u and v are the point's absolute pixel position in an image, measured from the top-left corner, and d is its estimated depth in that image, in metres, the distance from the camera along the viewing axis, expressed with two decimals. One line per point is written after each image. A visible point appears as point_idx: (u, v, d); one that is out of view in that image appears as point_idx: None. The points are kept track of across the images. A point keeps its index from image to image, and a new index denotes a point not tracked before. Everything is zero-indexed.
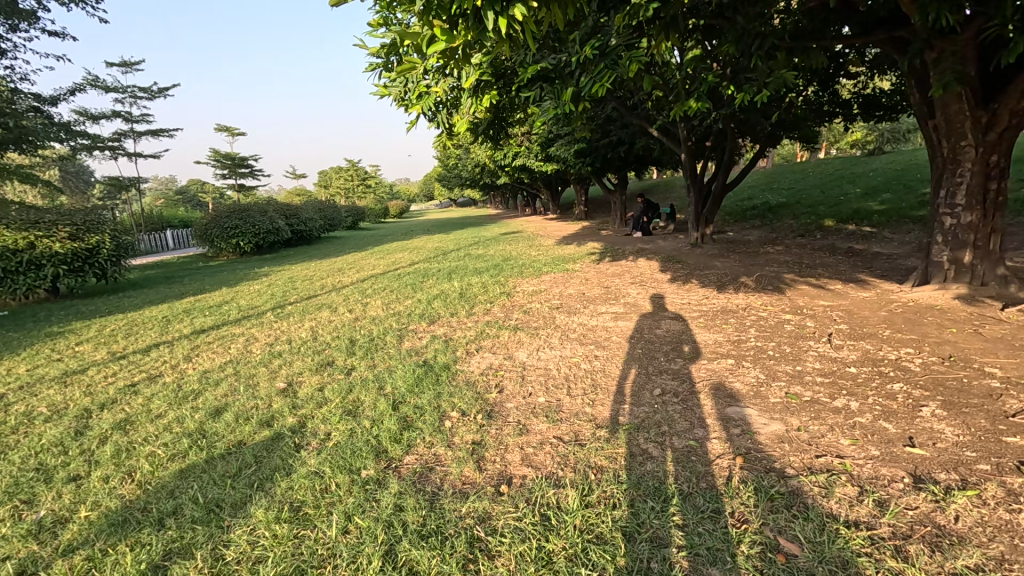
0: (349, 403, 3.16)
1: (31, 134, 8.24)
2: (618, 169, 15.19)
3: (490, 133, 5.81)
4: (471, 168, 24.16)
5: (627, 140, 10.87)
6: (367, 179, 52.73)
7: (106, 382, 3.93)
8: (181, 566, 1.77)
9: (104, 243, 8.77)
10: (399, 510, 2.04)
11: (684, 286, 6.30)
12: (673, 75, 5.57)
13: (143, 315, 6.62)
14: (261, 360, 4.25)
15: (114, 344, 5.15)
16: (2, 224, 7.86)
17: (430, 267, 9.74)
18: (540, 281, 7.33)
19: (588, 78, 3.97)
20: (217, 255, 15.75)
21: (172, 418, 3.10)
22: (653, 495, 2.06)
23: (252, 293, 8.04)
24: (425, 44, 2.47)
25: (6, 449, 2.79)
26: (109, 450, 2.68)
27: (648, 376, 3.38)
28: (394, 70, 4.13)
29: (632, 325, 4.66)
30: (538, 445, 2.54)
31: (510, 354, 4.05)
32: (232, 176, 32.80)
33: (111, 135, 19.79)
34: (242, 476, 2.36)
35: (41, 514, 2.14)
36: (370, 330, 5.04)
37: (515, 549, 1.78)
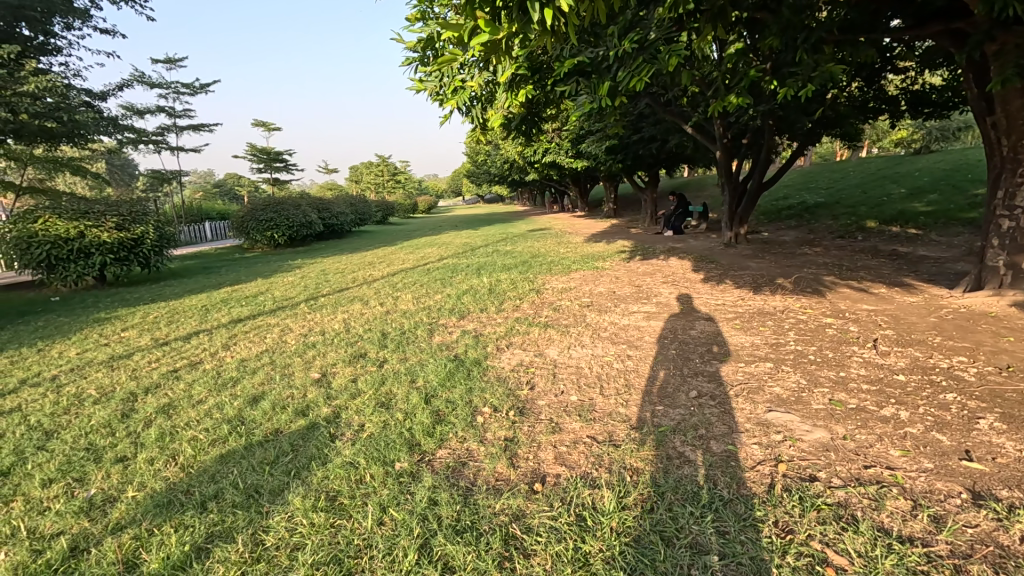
0: (382, 395, 3.19)
1: (83, 128, 8.61)
2: (649, 166, 14.93)
3: (523, 128, 5.77)
4: (501, 164, 24.17)
5: (660, 137, 10.68)
6: (397, 175, 53.37)
7: (150, 367, 4.07)
8: (223, 550, 1.81)
9: (148, 234, 9.11)
10: (434, 504, 2.04)
11: (719, 287, 6.15)
12: (712, 70, 5.43)
13: (185, 304, 6.87)
14: (296, 350, 4.34)
15: (157, 331, 5.35)
16: (54, 213, 8.26)
17: (459, 262, 9.78)
18: (569, 279, 7.27)
19: (625, 72, 3.90)
20: (253, 247, 16.20)
21: (212, 404, 3.19)
22: (692, 500, 2.00)
23: (286, 284, 8.23)
24: (468, 36, 2.47)
25: (59, 429, 2.92)
26: (154, 434, 2.78)
27: (682, 378, 3.30)
28: (430, 64, 4.14)
29: (665, 325, 4.58)
30: (571, 444, 2.51)
31: (540, 351, 4.03)
32: (268, 170, 33.70)
33: (155, 129, 20.56)
34: (280, 463, 2.41)
35: (91, 492, 2.22)
36: (401, 323, 5.08)
37: (552, 549, 1.76)
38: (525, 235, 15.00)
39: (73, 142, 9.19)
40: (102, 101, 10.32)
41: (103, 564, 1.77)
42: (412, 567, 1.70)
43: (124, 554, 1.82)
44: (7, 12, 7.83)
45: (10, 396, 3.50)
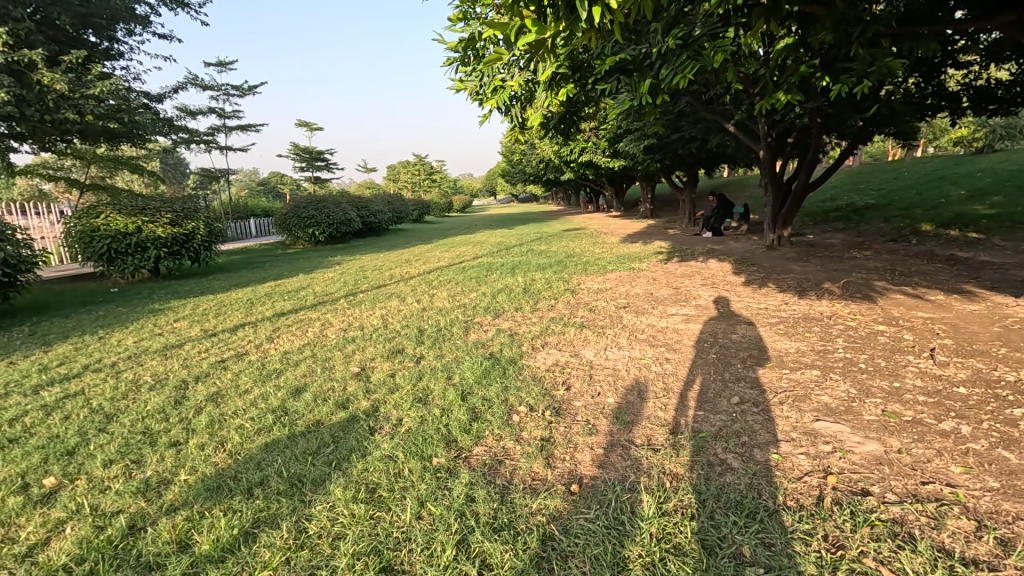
0: (419, 391, 3.23)
1: (141, 129, 9.08)
2: (688, 166, 14.61)
3: (561, 126, 5.74)
4: (536, 163, 24.15)
5: (700, 137, 10.43)
6: (433, 174, 54.04)
7: (200, 357, 4.26)
8: (269, 535, 1.87)
9: (199, 230, 9.53)
10: (471, 501, 2.05)
11: (761, 290, 5.96)
12: (758, 66, 5.26)
13: (231, 297, 7.15)
14: (336, 344, 4.45)
15: (206, 323, 5.59)
16: (115, 209, 8.74)
17: (493, 260, 9.82)
18: (605, 280, 7.19)
19: (668, 69, 3.83)
20: (295, 243, 16.76)
21: (257, 394, 3.30)
22: (735, 509, 1.94)
23: (326, 280, 8.47)
24: (514, 36, 2.47)
25: (118, 412, 3.10)
26: (204, 420, 2.90)
27: (723, 383, 3.20)
28: (471, 64, 4.17)
29: (705, 329, 4.46)
30: (608, 446, 2.48)
31: (576, 351, 4.00)
32: (309, 169, 34.76)
33: (206, 129, 21.52)
34: (321, 454, 2.47)
35: (147, 474, 2.34)
36: (437, 320, 5.13)
37: (590, 552, 1.74)
38: (560, 235, 14.96)
39: (133, 141, 9.70)
40: (158, 102, 10.85)
41: (158, 543, 1.86)
42: (450, 562, 1.72)
43: (177, 535, 1.91)
44: (76, 19, 8.34)
45: (76, 380, 3.73)
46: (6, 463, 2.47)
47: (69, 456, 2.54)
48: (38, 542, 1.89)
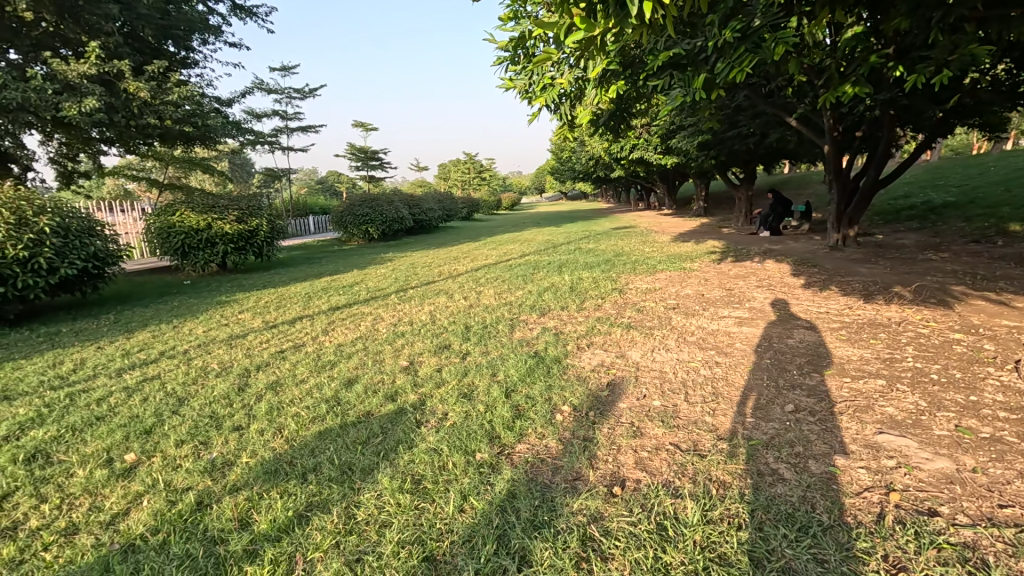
0: (464, 386, 3.30)
1: (212, 132, 9.70)
2: (745, 162, 14.02)
3: (611, 124, 5.66)
4: (586, 161, 23.94)
5: (759, 132, 9.99)
6: (483, 172, 54.60)
7: (262, 346, 4.53)
8: (321, 519, 1.97)
9: (262, 227, 10.07)
10: (513, 497, 2.08)
11: (822, 293, 5.65)
12: (823, 57, 4.98)
13: (290, 291, 7.53)
14: (386, 338, 4.61)
15: (267, 314, 5.92)
16: (189, 207, 9.40)
17: (540, 259, 9.81)
18: (654, 280, 7.02)
19: (725, 63, 3.70)
20: (350, 240, 17.42)
21: (313, 384, 3.48)
22: (785, 521, 1.87)
23: (378, 276, 8.73)
24: (563, 34, 2.46)
25: (189, 396, 3.34)
26: (264, 407, 3.08)
27: (778, 390, 3.06)
28: (520, 63, 4.18)
29: (759, 332, 4.29)
30: (653, 450, 2.44)
31: (622, 352, 3.94)
32: (364, 168, 36.01)
33: (270, 131, 22.78)
34: (370, 444, 2.57)
35: (213, 455, 2.52)
36: (483, 318, 5.20)
37: (631, 556, 1.73)
38: (608, 233, 14.77)
39: (205, 144, 10.37)
40: (228, 107, 11.57)
41: (222, 519, 2.00)
42: (491, 556, 1.75)
43: (238, 513, 2.04)
44: (158, 32, 9.00)
45: (152, 365, 4.05)
46: (94, 439, 2.72)
47: (146, 435, 2.77)
48: (120, 512, 2.07)
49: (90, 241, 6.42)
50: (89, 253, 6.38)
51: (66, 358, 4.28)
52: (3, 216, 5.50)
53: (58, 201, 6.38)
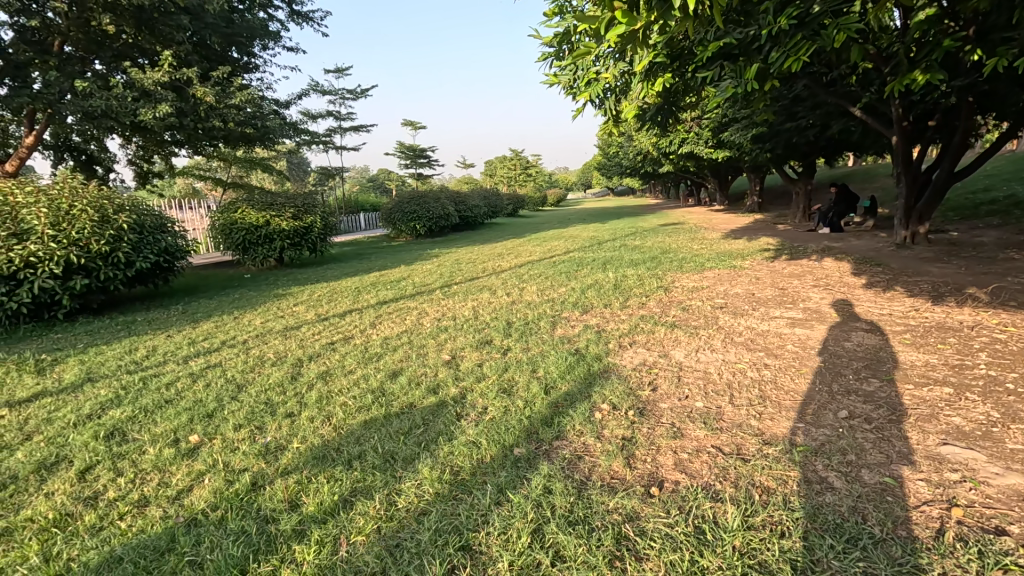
0: (504, 381, 3.34)
1: (270, 133, 10.20)
2: (804, 155, 13.32)
3: (659, 118, 5.53)
4: (634, 156, 23.47)
5: (819, 123, 9.48)
6: (529, 168, 54.55)
7: (314, 338, 4.75)
8: (364, 504, 2.06)
9: (316, 224, 10.50)
10: (548, 492, 2.10)
11: (886, 294, 5.32)
12: (891, 42, 4.66)
13: (341, 285, 7.83)
14: (430, 332, 4.72)
15: (320, 308, 6.18)
16: (250, 205, 9.95)
17: (585, 255, 9.73)
18: (702, 278, 6.82)
19: (779, 52, 3.54)
20: (398, 236, 17.87)
21: (359, 375, 3.63)
22: (832, 532, 1.80)
23: (424, 271, 8.93)
24: (604, 27, 2.43)
25: (248, 383, 3.57)
26: (314, 396, 3.24)
27: (831, 395, 2.92)
28: (565, 58, 4.16)
29: (813, 334, 4.09)
30: (694, 452, 2.39)
31: (665, 352, 3.87)
32: (413, 166, 36.83)
33: (325, 131, 23.73)
34: (412, 435, 2.65)
35: (267, 439, 2.67)
36: (525, 314, 5.23)
37: (666, 557, 1.71)
38: (655, 230, 14.46)
39: (265, 145, 10.91)
40: (287, 109, 12.12)
41: (274, 499, 2.13)
42: (525, 549, 1.78)
43: (289, 495, 2.16)
44: (223, 39, 9.53)
45: (215, 353, 4.34)
46: (163, 420, 2.95)
47: (207, 418, 2.97)
48: (184, 488, 2.24)
49: (162, 237, 6.93)
50: (161, 248, 6.88)
51: (140, 345, 4.65)
52: (88, 214, 5.99)
53: (136, 200, 6.90)
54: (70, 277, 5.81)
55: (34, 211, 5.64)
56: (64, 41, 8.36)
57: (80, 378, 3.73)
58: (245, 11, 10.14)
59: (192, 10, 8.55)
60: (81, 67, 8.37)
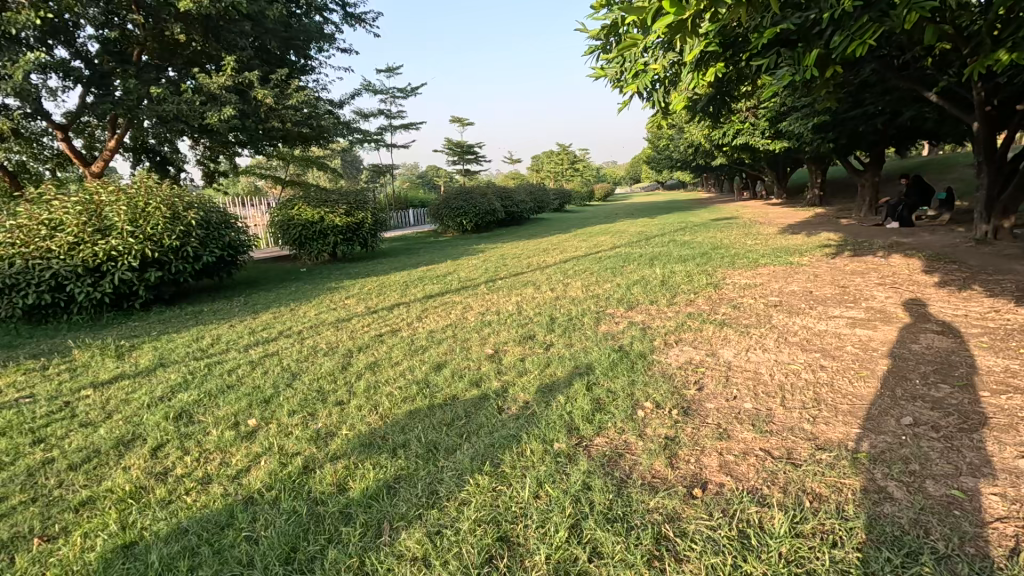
0: (546, 376, 3.35)
1: (325, 132, 10.60)
2: (872, 144, 12.49)
3: (711, 109, 5.34)
4: (684, 149, 22.77)
5: (889, 110, 8.86)
6: (576, 163, 54.02)
7: (364, 329, 4.93)
8: (407, 491, 2.13)
9: (367, 219, 10.83)
10: (588, 489, 2.09)
11: (962, 293, 4.92)
12: (972, 20, 4.28)
13: (391, 279, 8.05)
14: (475, 326, 4.79)
15: (369, 301, 6.39)
16: (306, 202, 10.40)
17: (632, 251, 9.54)
18: (755, 275, 6.54)
19: (843, 36, 3.32)
20: (445, 232, 18.18)
21: (405, 366, 3.73)
22: (890, 544, 1.70)
23: (470, 266, 9.04)
24: (651, 18, 2.38)
25: (302, 371, 3.75)
26: (363, 385, 3.36)
27: (894, 401, 2.75)
28: (612, 51, 4.09)
29: (876, 335, 3.85)
30: (740, 454, 2.31)
31: (713, 350, 3.75)
32: (460, 162, 37.29)
33: (376, 130, 24.44)
34: (455, 426, 2.71)
35: (319, 425, 2.80)
36: (569, 309, 5.21)
37: (707, 560, 1.67)
38: (706, 225, 13.99)
39: (320, 144, 11.34)
40: (340, 108, 12.54)
41: (323, 483, 2.23)
42: (562, 543, 1.79)
43: (337, 479, 2.26)
44: (282, 43, 9.98)
45: (273, 342, 4.58)
46: (226, 404, 3.16)
47: (265, 403, 3.15)
48: (243, 468, 2.39)
49: (226, 233, 7.37)
50: (225, 243, 7.31)
51: (206, 333, 4.98)
52: (161, 211, 6.44)
53: (203, 198, 7.36)
54: (145, 269, 6.28)
55: (115, 208, 6.12)
56: (141, 50, 9.02)
57: (153, 363, 4.04)
58: (302, 15, 10.58)
59: (254, 16, 9.00)
60: (156, 74, 8.99)
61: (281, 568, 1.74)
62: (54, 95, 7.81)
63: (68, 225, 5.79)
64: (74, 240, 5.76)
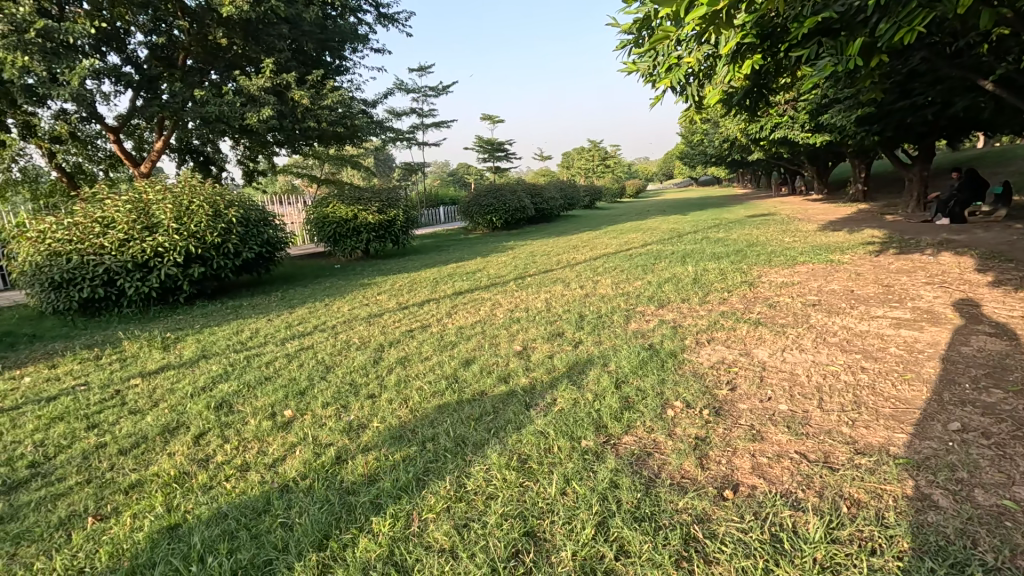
0: (574, 373, 3.34)
1: (359, 131, 10.81)
2: (921, 136, 11.89)
3: (748, 102, 5.20)
4: (720, 144, 22.21)
5: (940, 100, 8.41)
6: (607, 159, 53.43)
7: (395, 325, 5.02)
8: (435, 484, 2.16)
9: (399, 217, 10.99)
10: (615, 487, 2.08)
11: (1018, 293, 4.65)
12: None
13: (422, 276, 8.16)
14: (504, 323, 4.80)
15: (400, 297, 6.49)
16: (340, 200, 10.63)
17: (664, 248, 9.38)
18: (793, 274, 6.33)
19: (890, 23, 3.17)
20: (475, 229, 18.29)
21: (435, 361, 3.78)
22: (933, 554, 1.63)
23: (500, 264, 9.08)
24: (685, 10, 2.34)
25: (335, 364, 3.85)
26: (393, 379, 3.43)
27: (941, 405, 2.62)
28: (644, 44, 4.02)
29: (923, 337, 3.68)
30: (774, 456, 2.26)
31: (747, 350, 3.65)
32: (491, 160, 37.42)
33: (408, 128, 24.78)
34: (483, 421, 2.73)
35: (350, 418, 2.87)
36: (598, 307, 5.16)
37: (737, 563, 1.64)
38: (742, 222, 13.60)
39: (354, 143, 11.56)
40: (374, 107, 12.75)
41: (355, 473, 2.29)
42: (589, 540, 1.78)
43: (368, 470, 2.32)
44: (318, 45, 10.23)
45: (308, 337, 4.71)
46: (263, 395, 3.27)
47: (300, 395, 3.25)
48: (279, 457, 2.48)
49: (265, 230, 7.62)
50: (264, 240, 7.57)
51: (245, 327, 5.16)
52: (204, 208, 6.69)
53: (243, 196, 7.61)
54: (190, 265, 6.56)
55: (162, 206, 6.41)
56: (186, 55, 9.40)
57: (196, 355, 4.23)
58: (338, 17, 10.80)
59: (291, 19, 9.24)
60: (199, 77, 9.35)
61: (314, 554, 1.79)
62: (107, 99, 8.23)
63: (119, 223, 6.10)
64: (124, 237, 6.06)
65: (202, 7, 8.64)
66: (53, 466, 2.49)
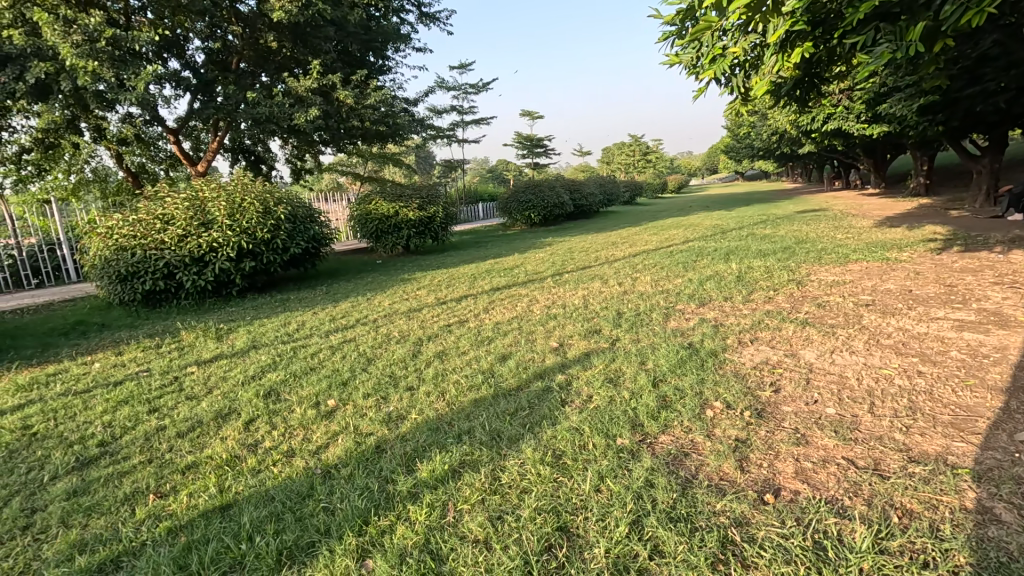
0: (611, 371, 3.31)
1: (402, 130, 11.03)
2: (993, 125, 11.06)
3: (797, 92, 4.98)
4: (768, 137, 21.36)
5: (1015, 86, 7.81)
6: (648, 154, 52.42)
7: (433, 319, 5.11)
8: (471, 476, 2.20)
9: (438, 213, 11.14)
10: (651, 486, 2.05)
11: None
12: None
13: (460, 272, 8.26)
14: (540, 319, 4.79)
15: (439, 292, 6.59)
16: (382, 197, 10.87)
17: (706, 245, 9.12)
18: (845, 272, 6.03)
19: (955, 5, 2.97)
20: (513, 225, 18.33)
21: (472, 356, 3.84)
22: (993, 570, 1.53)
23: (537, 260, 9.06)
24: None
25: (375, 357, 3.96)
26: (431, 373, 3.50)
27: (1008, 414, 2.45)
28: (687, 36, 3.92)
29: (990, 341, 3.43)
30: (819, 461, 2.17)
31: (793, 351, 3.52)
32: (529, 156, 37.37)
33: (448, 126, 25.09)
34: (518, 416, 2.75)
35: (389, 409, 2.95)
36: (637, 304, 5.09)
37: (776, 569, 1.60)
38: (791, 218, 13.04)
39: (396, 142, 11.80)
40: (415, 105, 12.96)
41: (393, 463, 2.35)
42: (622, 538, 1.77)
43: (406, 460, 2.38)
44: (362, 46, 10.48)
45: (350, 330, 4.86)
46: (307, 384, 3.40)
47: (342, 386, 3.36)
48: (322, 445, 2.58)
49: (311, 226, 7.89)
50: (310, 236, 7.84)
51: (292, 320, 5.38)
52: (255, 206, 6.97)
53: (291, 194, 7.91)
54: (242, 260, 6.88)
55: (216, 204, 6.73)
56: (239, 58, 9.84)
57: (247, 345, 4.45)
58: (381, 17, 11.03)
59: (337, 21, 9.52)
60: (251, 80, 9.76)
61: (354, 538, 1.86)
62: (168, 102, 8.71)
63: (178, 220, 6.47)
64: (183, 233, 6.42)
65: (253, 12, 9.05)
66: (120, 446, 2.68)
